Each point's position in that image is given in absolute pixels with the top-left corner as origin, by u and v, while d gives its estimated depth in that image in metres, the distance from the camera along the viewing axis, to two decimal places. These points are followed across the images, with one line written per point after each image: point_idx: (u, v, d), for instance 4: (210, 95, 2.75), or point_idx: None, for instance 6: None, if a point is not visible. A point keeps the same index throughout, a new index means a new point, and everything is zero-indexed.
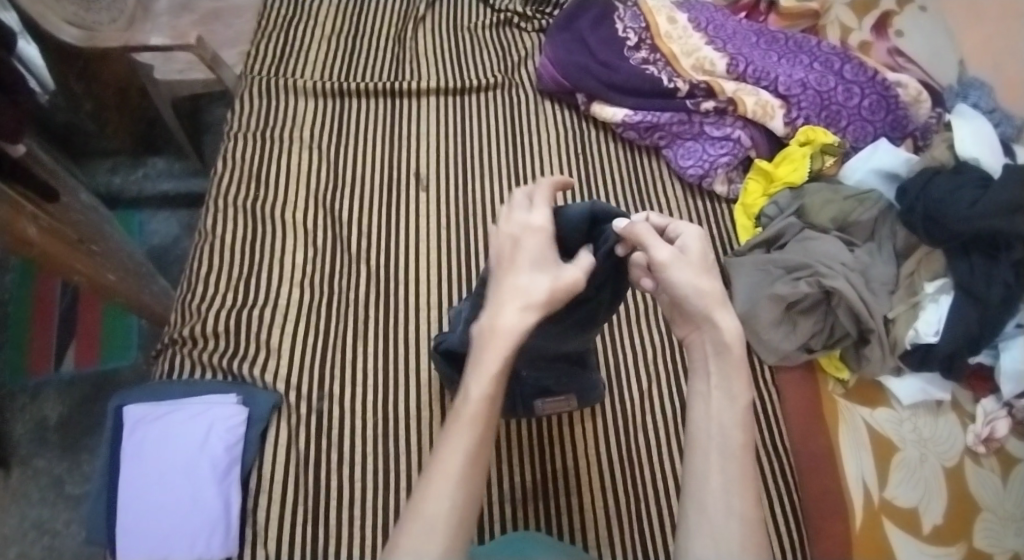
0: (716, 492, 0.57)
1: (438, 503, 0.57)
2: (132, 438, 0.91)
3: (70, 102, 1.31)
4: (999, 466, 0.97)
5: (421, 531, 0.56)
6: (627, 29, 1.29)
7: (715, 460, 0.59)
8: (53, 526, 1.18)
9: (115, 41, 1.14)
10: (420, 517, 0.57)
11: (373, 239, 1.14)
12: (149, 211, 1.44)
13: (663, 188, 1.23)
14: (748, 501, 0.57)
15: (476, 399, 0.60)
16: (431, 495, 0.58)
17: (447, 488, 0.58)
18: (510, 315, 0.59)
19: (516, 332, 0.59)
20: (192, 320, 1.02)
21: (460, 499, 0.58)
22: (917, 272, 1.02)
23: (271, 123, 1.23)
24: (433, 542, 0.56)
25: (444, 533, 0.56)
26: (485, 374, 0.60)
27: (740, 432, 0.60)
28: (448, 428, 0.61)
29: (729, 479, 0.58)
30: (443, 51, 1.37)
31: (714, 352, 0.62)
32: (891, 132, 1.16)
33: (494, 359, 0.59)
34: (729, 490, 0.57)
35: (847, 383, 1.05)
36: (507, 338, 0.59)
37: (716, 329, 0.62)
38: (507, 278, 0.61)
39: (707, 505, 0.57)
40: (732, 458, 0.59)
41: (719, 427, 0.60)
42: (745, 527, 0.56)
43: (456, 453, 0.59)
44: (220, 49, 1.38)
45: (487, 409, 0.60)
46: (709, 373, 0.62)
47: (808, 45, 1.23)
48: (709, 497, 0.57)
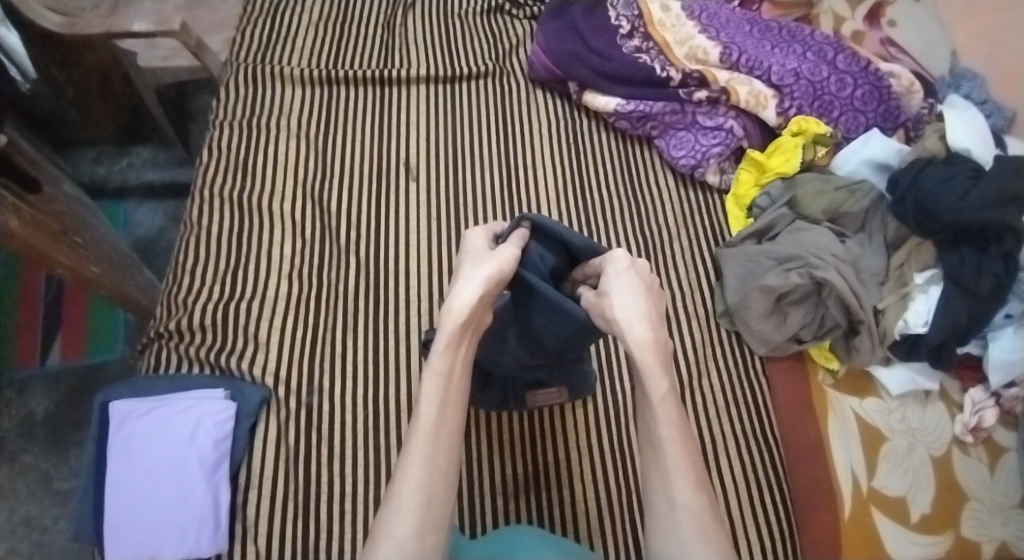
0: (657, 486, 0.67)
1: (405, 485, 0.63)
2: (119, 434, 0.89)
3: (52, 90, 1.29)
4: (986, 455, 0.98)
5: (392, 512, 0.62)
6: (619, 17, 1.27)
7: (655, 457, 0.67)
8: (41, 521, 1.17)
9: (97, 28, 1.11)
10: (392, 501, 0.63)
11: (362, 230, 1.13)
12: (134, 201, 1.42)
13: (655, 178, 1.22)
14: (690, 492, 0.65)
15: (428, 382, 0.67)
16: (402, 479, 0.64)
17: (413, 469, 0.64)
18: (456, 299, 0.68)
19: (458, 309, 0.67)
20: (179, 313, 1.01)
21: (430, 479, 0.63)
22: (907, 263, 1.02)
23: (258, 112, 1.21)
24: (403, 523, 0.61)
25: (416, 514, 0.62)
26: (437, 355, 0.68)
27: (668, 427, 0.67)
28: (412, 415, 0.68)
29: (667, 474, 0.66)
30: (433, 39, 1.35)
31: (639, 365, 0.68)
32: (882, 123, 1.16)
33: (443, 338, 0.68)
34: (668, 483, 0.66)
35: (837, 374, 1.05)
36: (453, 317, 0.67)
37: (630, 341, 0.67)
38: (458, 274, 0.71)
39: (655, 501, 0.66)
40: (668, 453, 0.66)
41: (651, 426, 0.68)
42: (692, 517, 0.64)
43: (420, 436, 0.65)
44: (205, 35, 1.35)
45: (444, 387, 0.67)
46: (637, 377, 0.69)
47: (802, 35, 1.22)
48: (655, 493, 0.66)
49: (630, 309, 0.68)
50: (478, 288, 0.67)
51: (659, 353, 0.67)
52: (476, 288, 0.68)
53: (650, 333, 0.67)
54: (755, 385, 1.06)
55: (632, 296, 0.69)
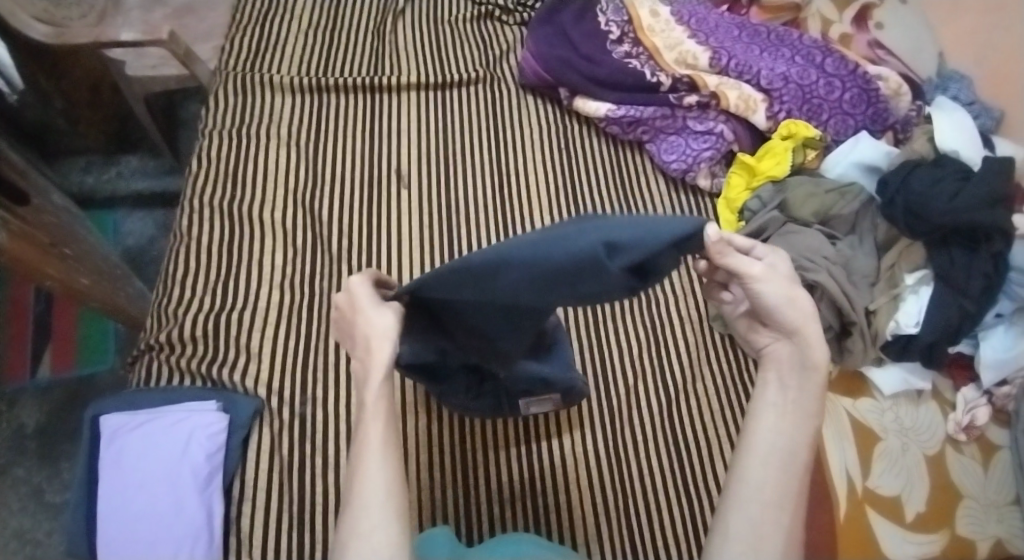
0: (766, 500, 0.61)
1: (374, 493, 0.59)
2: (111, 447, 0.89)
3: (40, 99, 1.30)
4: (979, 453, 0.98)
5: (359, 511, 0.58)
6: (609, 22, 1.28)
7: (775, 468, 0.62)
8: (33, 535, 1.16)
9: (85, 39, 1.11)
10: (355, 503, 0.59)
11: (355, 238, 1.12)
12: (124, 211, 1.41)
13: (646, 183, 1.23)
14: (797, 517, 0.61)
15: (373, 395, 0.61)
16: (362, 480, 0.60)
17: (373, 476, 0.59)
18: (377, 326, 0.62)
19: (376, 333, 0.61)
20: (170, 324, 1.00)
21: (389, 481, 0.60)
22: (898, 264, 1.03)
23: (248, 120, 1.21)
24: (371, 519, 0.58)
25: (383, 509, 0.58)
26: (376, 376, 0.61)
27: (807, 451, 0.63)
28: (357, 426, 0.62)
29: (783, 491, 0.61)
30: (422, 46, 1.34)
31: (798, 368, 0.65)
32: (871, 125, 1.17)
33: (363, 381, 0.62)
34: (780, 500, 0.61)
35: (830, 374, 1.05)
36: (373, 343, 0.61)
37: (806, 347, 0.65)
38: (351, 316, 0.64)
39: (753, 506, 0.61)
40: (792, 473, 0.62)
41: (785, 435, 0.63)
42: (788, 540, 0.60)
43: (371, 441, 0.61)
44: (193, 43, 1.35)
45: (392, 399, 0.62)
46: (781, 382, 0.66)
47: (790, 39, 1.23)
48: (754, 499, 0.61)
49: (807, 308, 0.64)
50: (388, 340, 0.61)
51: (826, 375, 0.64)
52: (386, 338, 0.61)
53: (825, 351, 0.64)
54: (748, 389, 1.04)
55: (802, 294, 0.65)
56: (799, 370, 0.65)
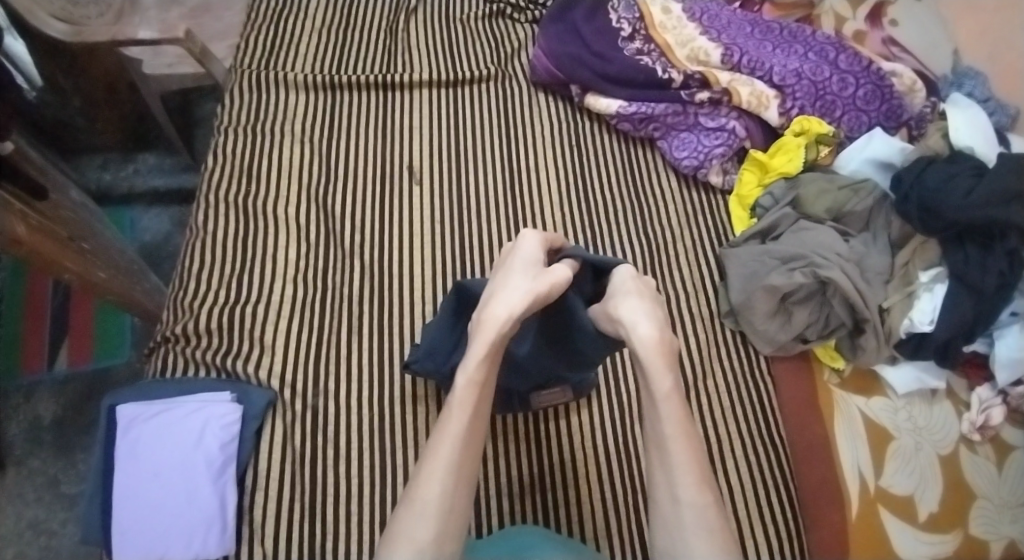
0: (664, 485, 0.69)
1: (430, 490, 0.65)
2: (126, 437, 0.90)
3: (58, 99, 1.30)
4: (994, 453, 0.97)
5: (415, 516, 0.65)
6: (620, 20, 1.28)
7: (660, 459, 0.69)
8: (49, 526, 1.18)
9: (103, 37, 1.12)
10: (414, 501, 0.65)
11: (367, 233, 1.13)
12: (140, 207, 1.43)
13: (658, 180, 1.23)
14: (693, 485, 0.67)
15: (465, 386, 0.69)
16: (424, 482, 0.66)
17: (438, 476, 0.65)
18: (497, 308, 0.69)
19: (495, 321, 0.69)
20: (185, 317, 1.01)
21: (450, 488, 0.66)
22: (912, 261, 1.02)
23: (263, 117, 1.22)
24: (424, 528, 0.64)
25: (435, 518, 0.64)
26: (472, 363, 0.69)
27: (670, 425, 0.68)
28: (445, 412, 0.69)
29: (670, 469, 0.68)
30: (434, 44, 1.35)
31: (637, 363, 0.70)
32: (885, 122, 1.16)
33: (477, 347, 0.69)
34: (673, 482, 0.68)
35: (843, 372, 1.04)
36: (490, 327, 0.69)
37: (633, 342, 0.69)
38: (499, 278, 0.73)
39: (663, 502, 0.69)
40: (672, 453, 0.68)
41: (652, 426, 0.70)
42: (696, 510, 0.67)
43: (452, 438, 0.67)
44: (209, 42, 1.37)
45: (475, 396, 0.69)
46: (642, 379, 0.70)
47: (803, 35, 1.22)
48: (662, 491, 0.69)
49: (639, 310, 0.70)
50: (517, 306, 0.69)
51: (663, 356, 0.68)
52: (514, 305, 0.69)
53: (655, 339, 0.69)
54: (762, 387, 1.05)
55: (641, 300, 0.71)
56: (640, 364, 0.69)
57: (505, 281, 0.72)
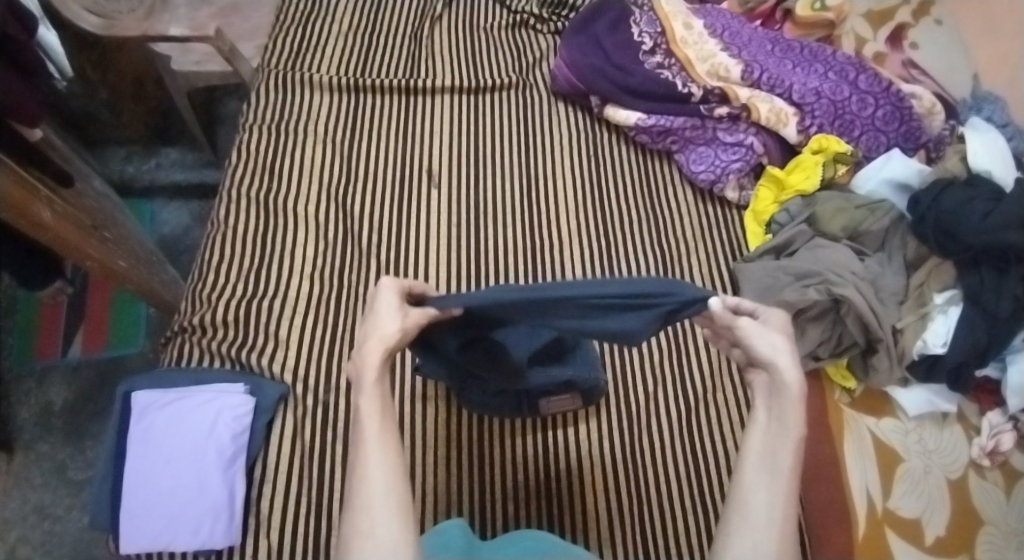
0: (760, 499, 0.64)
1: (371, 487, 0.62)
2: (140, 423, 0.91)
3: (87, 90, 1.34)
4: (1003, 479, 0.96)
5: (362, 510, 0.62)
6: (642, 33, 1.29)
7: (765, 481, 0.65)
8: (54, 511, 1.19)
9: (134, 31, 1.15)
10: (357, 500, 0.62)
11: (384, 233, 1.14)
12: (161, 200, 1.45)
13: (674, 193, 1.23)
14: (789, 515, 0.63)
15: (369, 399, 0.65)
16: (363, 481, 0.63)
17: (374, 474, 0.63)
18: (370, 351, 0.65)
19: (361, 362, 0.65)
20: (202, 308, 1.03)
21: (389, 481, 0.63)
22: (926, 283, 1.01)
23: (287, 115, 1.24)
24: (372, 519, 0.61)
25: (384, 511, 0.62)
26: (367, 381, 0.65)
27: (790, 457, 0.65)
28: (355, 427, 0.66)
29: (773, 494, 0.64)
30: (458, 51, 1.37)
31: (774, 391, 0.67)
32: (904, 143, 1.16)
33: (371, 367, 0.65)
34: (773, 502, 0.64)
35: (854, 393, 1.05)
36: (366, 362, 0.65)
37: (781, 377, 0.65)
38: (370, 313, 0.67)
39: (753, 510, 0.64)
40: (780, 483, 0.64)
41: (773, 450, 0.66)
42: (782, 535, 0.62)
43: (370, 441, 0.64)
44: (237, 41, 1.39)
45: (382, 405, 0.65)
46: (771, 411, 0.67)
47: (824, 55, 1.23)
48: (752, 508, 0.64)
49: (773, 347, 0.66)
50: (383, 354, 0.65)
51: (805, 399, 0.65)
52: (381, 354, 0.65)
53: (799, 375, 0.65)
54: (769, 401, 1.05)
55: (776, 337, 0.67)
56: (779, 395, 0.66)
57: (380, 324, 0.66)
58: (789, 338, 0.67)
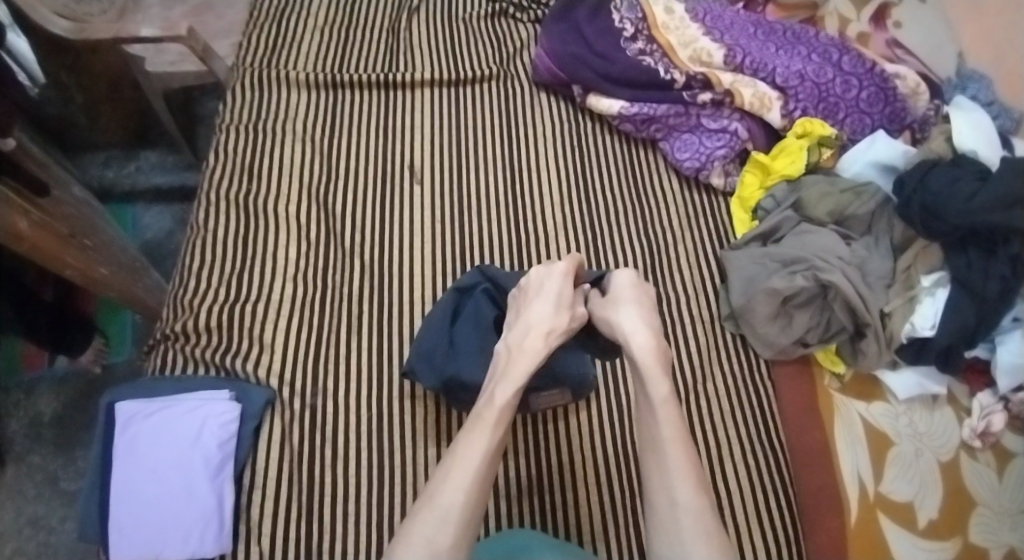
0: (660, 485, 0.70)
1: (451, 499, 0.67)
2: (125, 434, 0.90)
3: (60, 94, 1.32)
4: (994, 461, 0.96)
5: (435, 520, 0.65)
6: (623, 19, 1.27)
7: (658, 464, 0.71)
8: (47, 522, 1.18)
9: (106, 34, 1.13)
10: (435, 498, 0.67)
11: (368, 232, 1.13)
12: (143, 205, 1.43)
13: (659, 182, 1.22)
14: (689, 488, 0.69)
15: (497, 405, 0.74)
16: (448, 487, 0.68)
17: (457, 483, 0.68)
18: (535, 340, 0.79)
19: (529, 353, 0.78)
20: (185, 315, 1.01)
21: (468, 494, 0.67)
22: (914, 266, 1.01)
23: (265, 115, 1.22)
24: (444, 532, 0.65)
25: (455, 523, 0.65)
26: (508, 386, 0.75)
27: (669, 430, 0.72)
28: (468, 430, 0.73)
29: (668, 474, 0.70)
30: (437, 43, 1.35)
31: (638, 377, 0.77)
32: (888, 124, 1.15)
33: (521, 368, 0.77)
34: (669, 482, 0.70)
35: (844, 377, 1.04)
36: (526, 356, 0.78)
37: (636, 353, 0.78)
38: (534, 299, 0.83)
39: (658, 500, 0.70)
40: (670, 461, 0.71)
41: (652, 432, 0.74)
42: (693, 514, 0.68)
43: (475, 450, 0.70)
44: (212, 39, 1.37)
45: (498, 417, 0.73)
46: (641, 396, 0.77)
47: (806, 36, 1.22)
48: (656, 495, 0.70)
49: (630, 321, 0.81)
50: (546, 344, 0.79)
51: (663, 371, 0.76)
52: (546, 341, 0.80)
53: (649, 345, 0.78)
54: (760, 388, 1.05)
55: (635, 311, 0.82)
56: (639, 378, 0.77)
57: (533, 312, 0.82)
58: (648, 320, 0.81)
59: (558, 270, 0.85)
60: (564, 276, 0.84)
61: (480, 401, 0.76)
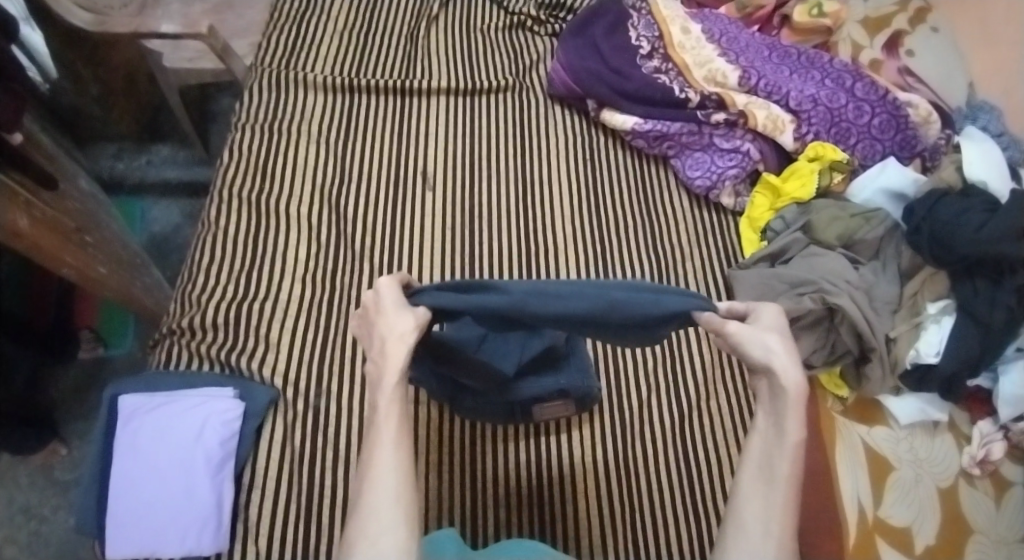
0: (755, 496, 0.64)
1: (382, 495, 0.62)
2: (127, 427, 0.90)
3: (76, 87, 1.32)
4: (992, 489, 0.96)
5: (366, 518, 0.61)
6: (640, 38, 1.28)
7: (760, 490, 0.64)
8: (40, 511, 1.19)
9: (125, 28, 1.13)
10: (365, 503, 0.62)
11: (377, 237, 1.13)
12: (151, 199, 1.43)
13: (669, 199, 1.23)
14: (787, 525, 0.63)
15: (384, 401, 0.65)
16: (370, 486, 0.62)
17: (382, 476, 0.62)
18: (399, 324, 0.67)
19: (403, 347, 0.65)
20: (192, 310, 1.02)
21: (400, 486, 0.62)
22: (920, 293, 1.01)
23: (281, 115, 1.23)
24: (387, 536, 0.60)
25: (394, 518, 0.61)
26: (388, 381, 0.65)
27: (789, 465, 0.64)
28: (368, 433, 0.65)
29: (768, 503, 0.63)
30: (453, 51, 1.36)
31: (774, 397, 0.66)
32: (899, 151, 1.16)
33: (394, 364, 0.65)
34: (769, 510, 0.63)
35: (846, 401, 1.05)
36: (397, 353, 0.65)
37: (780, 379, 0.64)
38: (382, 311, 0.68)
39: (747, 516, 0.64)
40: (776, 491, 0.64)
41: (767, 457, 0.65)
42: (779, 547, 0.62)
43: (384, 444, 0.64)
44: (231, 38, 1.38)
45: (399, 409, 0.65)
46: (768, 415, 0.67)
47: (821, 62, 1.23)
48: (749, 511, 0.64)
49: (775, 347, 0.65)
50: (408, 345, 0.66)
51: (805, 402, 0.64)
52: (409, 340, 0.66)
53: (798, 381, 0.64)
54: None
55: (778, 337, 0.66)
56: (775, 400, 0.65)
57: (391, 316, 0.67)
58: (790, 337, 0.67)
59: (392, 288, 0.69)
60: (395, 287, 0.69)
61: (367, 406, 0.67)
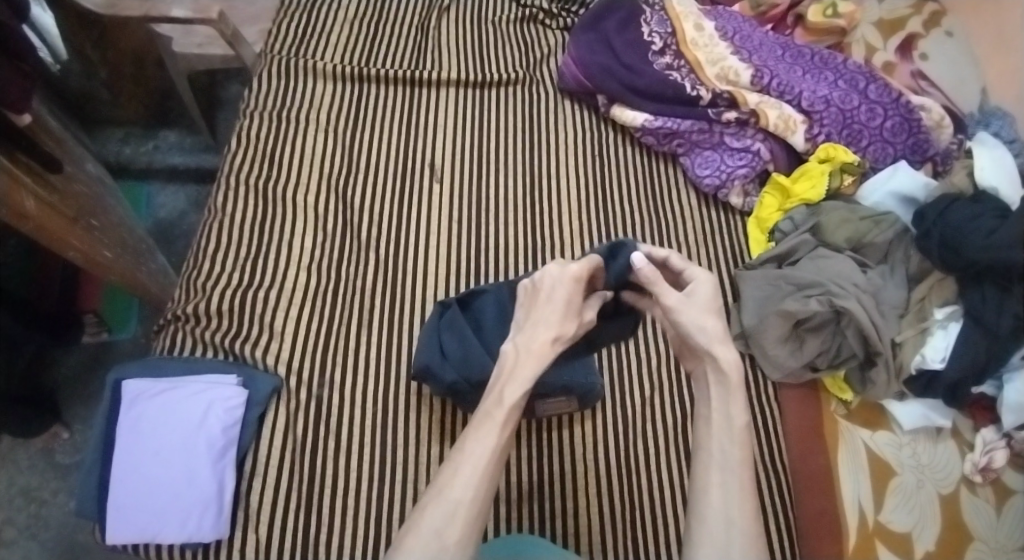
0: (710, 483, 0.65)
1: (462, 490, 0.64)
2: (130, 412, 0.90)
3: (85, 69, 1.32)
4: (994, 496, 0.95)
5: (446, 514, 0.63)
6: (652, 33, 1.27)
7: (717, 477, 0.66)
8: (40, 494, 1.19)
9: (135, 12, 1.13)
10: (445, 488, 0.64)
11: (384, 228, 1.13)
12: (158, 184, 1.43)
13: (678, 196, 1.22)
14: (747, 511, 0.64)
15: (507, 404, 0.67)
16: (457, 476, 0.65)
17: (468, 474, 0.65)
18: (542, 334, 0.70)
19: (544, 357, 0.69)
20: (197, 297, 1.02)
21: (480, 481, 0.64)
22: (928, 298, 1.00)
23: (289, 103, 1.22)
24: (451, 528, 0.62)
25: (462, 520, 0.63)
26: (522, 386, 0.67)
27: (739, 449, 0.66)
28: (472, 427, 0.67)
29: (728, 488, 0.65)
30: (464, 42, 1.36)
31: (717, 381, 0.69)
32: (911, 155, 1.15)
33: (530, 369, 0.68)
34: (727, 496, 0.65)
35: (850, 405, 1.04)
36: (535, 361, 0.68)
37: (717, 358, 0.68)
38: (538, 299, 0.72)
39: (709, 504, 0.65)
40: (731, 476, 0.65)
41: (721, 444, 0.67)
42: (742, 534, 0.63)
43: (483, 445, 0.66)
44: (240, 25, 1.37)
45: (506, 417, 0.67)
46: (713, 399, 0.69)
47: (834, 62, 1.21)
48: (709, 500, 0.65)
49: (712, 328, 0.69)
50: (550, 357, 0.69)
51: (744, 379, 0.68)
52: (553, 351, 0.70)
53: (733, 360, 0.68)
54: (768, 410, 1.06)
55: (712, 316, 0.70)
56: (718, 383, 0.69)
57: (543, 311, 0.71)
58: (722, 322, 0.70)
59: (572, 273, 0.72)
60: (574, 281, 0.72)
61: (487, 396, 0.69)
